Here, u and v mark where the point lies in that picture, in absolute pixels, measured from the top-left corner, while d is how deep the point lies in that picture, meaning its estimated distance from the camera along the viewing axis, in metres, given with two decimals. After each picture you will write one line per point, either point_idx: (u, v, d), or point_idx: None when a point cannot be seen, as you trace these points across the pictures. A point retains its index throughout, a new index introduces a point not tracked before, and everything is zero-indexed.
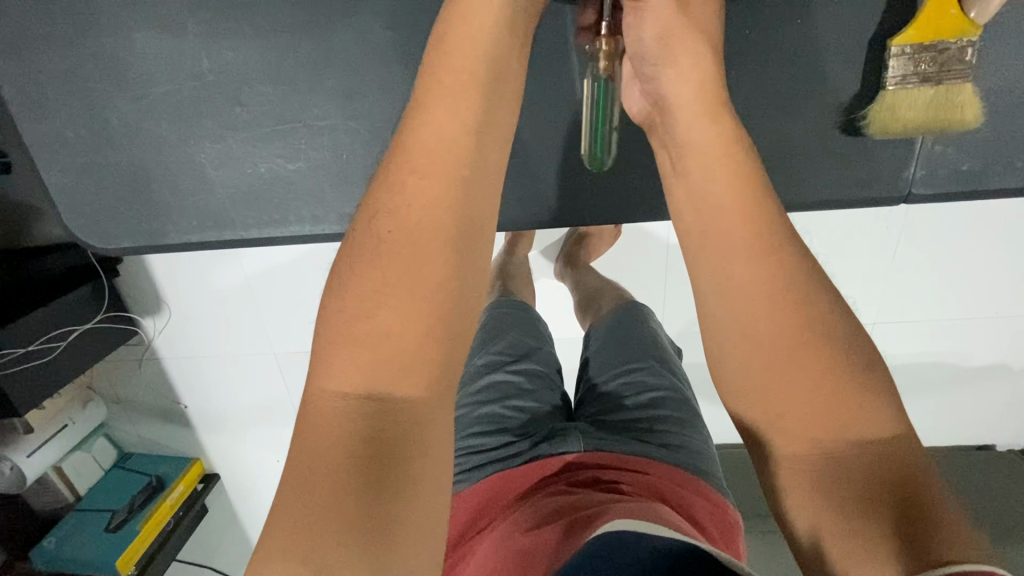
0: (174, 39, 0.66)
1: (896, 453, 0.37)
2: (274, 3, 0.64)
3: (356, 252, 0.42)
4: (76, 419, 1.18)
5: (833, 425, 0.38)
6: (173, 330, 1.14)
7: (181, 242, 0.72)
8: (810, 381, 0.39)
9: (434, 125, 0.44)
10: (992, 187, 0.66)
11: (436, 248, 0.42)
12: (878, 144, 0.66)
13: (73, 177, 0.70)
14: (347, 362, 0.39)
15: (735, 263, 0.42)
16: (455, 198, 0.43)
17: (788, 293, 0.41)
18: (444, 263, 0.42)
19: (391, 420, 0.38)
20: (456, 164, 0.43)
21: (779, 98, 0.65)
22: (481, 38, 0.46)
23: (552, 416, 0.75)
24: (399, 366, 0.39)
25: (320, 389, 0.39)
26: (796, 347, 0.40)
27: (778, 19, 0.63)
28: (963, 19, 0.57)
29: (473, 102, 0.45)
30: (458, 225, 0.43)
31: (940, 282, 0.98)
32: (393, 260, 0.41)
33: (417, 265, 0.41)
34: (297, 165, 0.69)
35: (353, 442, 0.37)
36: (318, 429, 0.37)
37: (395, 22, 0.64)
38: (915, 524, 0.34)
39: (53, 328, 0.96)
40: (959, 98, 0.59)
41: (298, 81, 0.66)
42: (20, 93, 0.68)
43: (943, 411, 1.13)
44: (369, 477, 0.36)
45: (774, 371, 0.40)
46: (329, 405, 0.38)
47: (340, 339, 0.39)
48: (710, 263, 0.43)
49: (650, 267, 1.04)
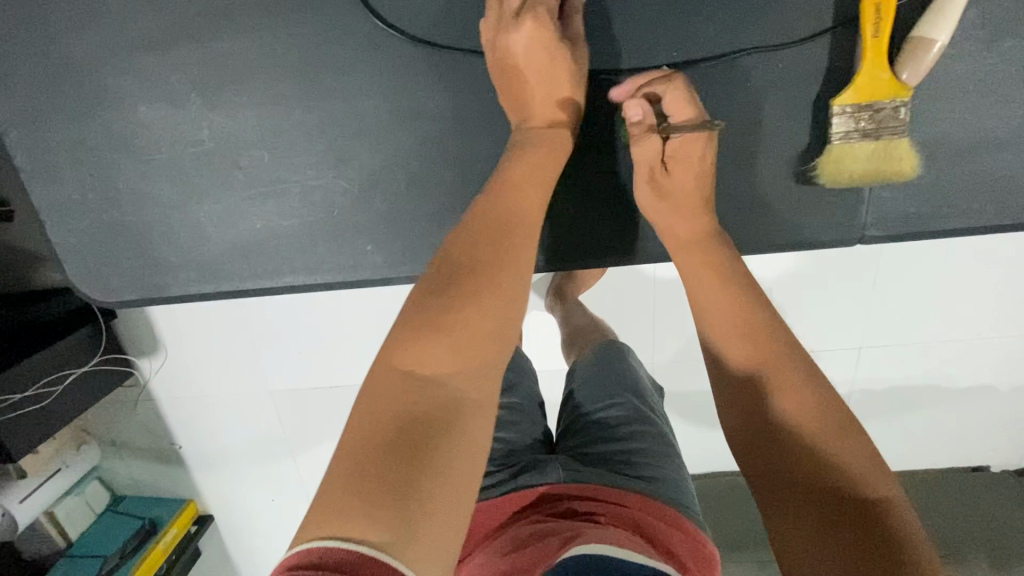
0: (176, 109, 0.71)
1: (882, 479, 0.48)
2: (268, 75, 0.69)
3: (449, 256, 0.51)
4: (71, 463, 1.20)
5: (837, 440, 0.50)
6: (169, 373, 1.16)
7: (179, 294, 0.76)
8: (826, 410, 0.52)
9: (515, 171, 0.59)
10: (939, 230, 0.71)
11: (505, 270, 0.51)
12: (831, 192, 0.71)
13: (80, 236, 0.75)
14: (429, 347, 0.46)
15: (743, 323, 0.58)
16: (517, 234, 0.54)
17: (793, 354, 0.56)
18: (508, 286, 0.50)
19: (435, 396, 0.44)
20: (515, 223, 0.54)
21: (734, 152, 0.70)
22: (553, 113, 0.64)
23: (530, 447, 0.78)
24: (462, 354, 0.46)
25: (391, 364, 0.45)
26: (805, 385, 0.54)
27: (732, 86, 0.68)
28: (895, 82, 0.63)
29: (538, 186, 0.59)
30: (518, 254, 0.53)
31: (906, 311, 1.03)
32: (479, 272, 0.50)
33: (495, 280, 0.50)
34: (291, 222, 0.74)
35: (395, 414, 0.42)
36: (382, 396, 0.43)
37: (380, 90, 0.70)
38: (893, 532, 0.44)
39: (49, 372, 0.99)
40: (897, 152, 0.64)
41: (292, 146, 0.72)
42: (31, 160, 0.73)
43: (921, 436, 1.16)
44: (405, 446, 0.40)
45: (783, 390, 0.54)
46: (393, 376, 0.44)
47: (425, 323, 0.47)
48: (733, 317, 0.59)
49: (634, 301, 1.09)
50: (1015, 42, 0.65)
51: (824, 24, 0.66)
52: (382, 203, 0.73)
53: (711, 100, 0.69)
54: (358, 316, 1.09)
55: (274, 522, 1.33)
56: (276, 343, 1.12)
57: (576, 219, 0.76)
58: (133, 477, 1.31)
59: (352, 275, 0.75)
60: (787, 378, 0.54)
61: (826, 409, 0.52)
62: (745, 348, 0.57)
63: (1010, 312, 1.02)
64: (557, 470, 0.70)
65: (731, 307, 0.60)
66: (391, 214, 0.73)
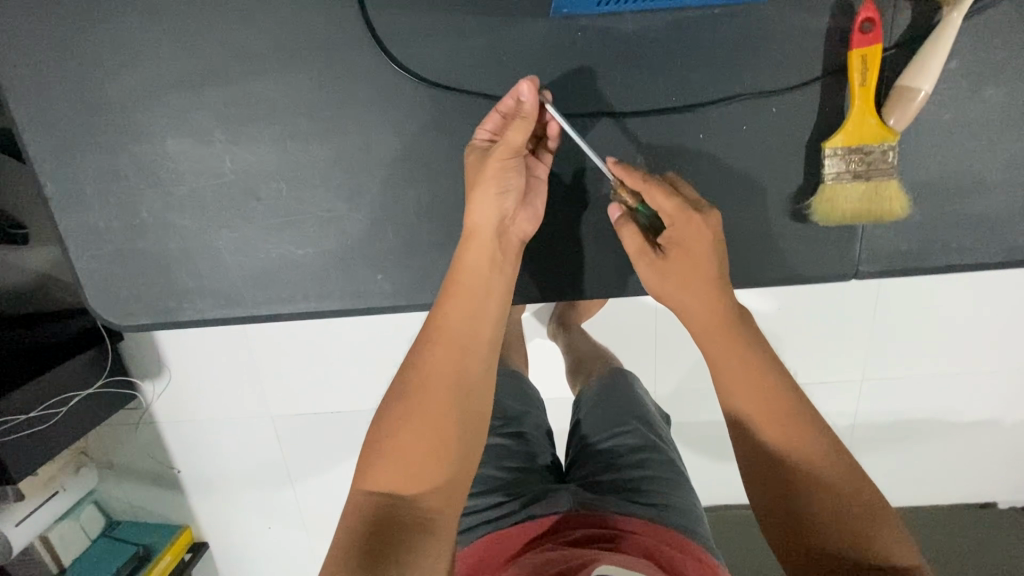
0: (201, 143, 0.74)
1: (879, 497, 0.55)
2: (288, 113, 0.73)
3: (411, 369, 0.62)
4: (69, 486, 1.21)
5: (838, 470, 0.56)
6: (171, 394, 1.18)
7: (193, 318, 0.79)
8: (822, 442, 0.57)
9: (468, 268, 0.65)
10: (930, 266, 0.73)
11: (451, 379, 0.61)
12: (827, 230, 0.74)
13: (102, 262, 0.78)
14: (382, 472, 0.57)
15: (746, 369, 0.61)
16: (473, 335, 0.63)
17: (789, 393, 0.60)
18: (449, 395, 0.60)
19: (397, 506, 0.55)
20: (470, 332, 0.63)
21: (733, 192, 0.73)
22: (499, 198, 0.65)
23: (538, 476, 0.78)
24: (416, 463, 0.57)
25: (360, 482, 0.57)
26: (804, 425, 0.58)
27: (729, 129, 0.71)
28: (883, 127, 0.66)
29: (478, 292, 0.64)
30: (466, 352, 0.62)
31: (903, 346, 1.05)
32: (410, 403, 0.59)
33: (422, 412, 0.59)
34: (306, 250, 0.77)
35: (365, 522, 0.53)
36: (355, 511, 0.55)
37: (395, 128, 0.73)
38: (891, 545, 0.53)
39: (54, 395, 1.01)
40: (886, 192, 0.67)
41: (309, 180, 0.75)
42: (60, 189, 0.76)
43: (923, 470, 1.16)
44: (372, 547, 0.51)
45: (785, 434, 0.58)
46: (364, 495, 0.56)
47: (384, 441, 0.58)
48: (731, 367, 0.61)
49: (637, 330, 1.11)
50: (996, 91, 0.69)
51: (815, 73, 0.69)
52: (393, 235, 0.76)
53: (709, 142, 0.72)
54: (365, 344, 1.11)
55: (271, 549, 1.32)
56: (281, 369, 1.13)
57: (581, 252, 0.78)
58: (130, 502, 1.31)
59: (363, 302, 0.78)
60: (790, 420, 0.58)
61: (823, 441, 0.58)
62: (751, 394, 0.60)
63: (1006, 348, 1.04)
64: (568, 498, 0.71)
65: (734, 349, 0.62)
66: (403, 245, 0.76)
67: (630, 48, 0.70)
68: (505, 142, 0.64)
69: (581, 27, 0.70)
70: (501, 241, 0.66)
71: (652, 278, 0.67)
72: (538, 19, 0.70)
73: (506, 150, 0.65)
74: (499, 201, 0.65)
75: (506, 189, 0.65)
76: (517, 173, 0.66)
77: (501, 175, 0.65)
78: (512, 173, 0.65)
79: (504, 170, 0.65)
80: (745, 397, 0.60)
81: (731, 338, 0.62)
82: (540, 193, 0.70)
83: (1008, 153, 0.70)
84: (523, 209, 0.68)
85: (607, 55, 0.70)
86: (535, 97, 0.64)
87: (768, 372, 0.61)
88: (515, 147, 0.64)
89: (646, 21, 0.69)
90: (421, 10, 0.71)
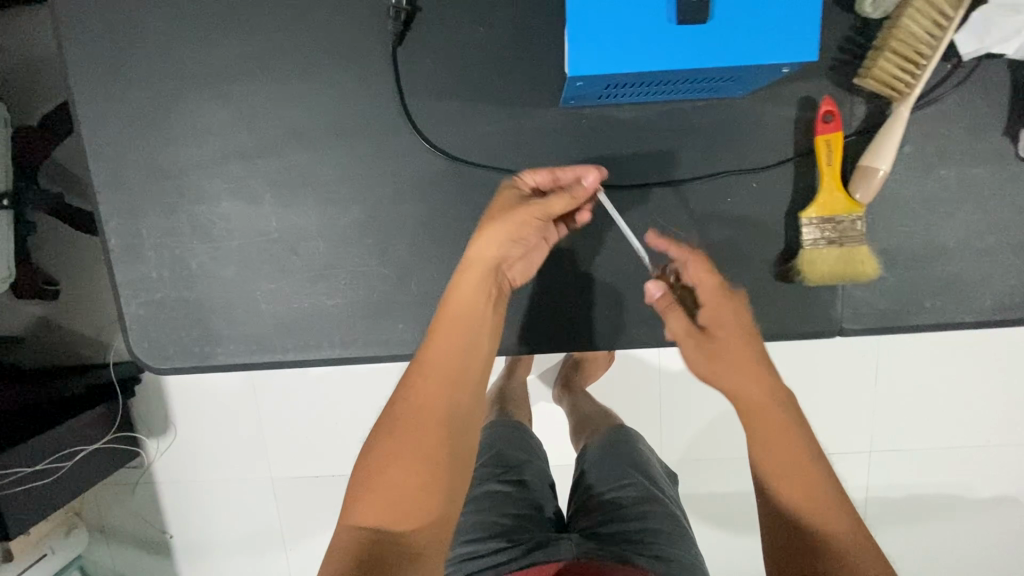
0: (252, 205, 0.85)
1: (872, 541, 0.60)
2: (331, 180, 0.84)
3: (401, 399, 0.68)
4: (57, 549, 1.19)
5: (841, 512, 0.61)
6: (173, 453, 1.20)
7: (227, 362, 0.86)
8: (826, 486, 0.63)
9: (458, 298, 0.71)
10: (907, 324, 0.80)
11: (437, 416, 0.67)
12: (811, 290, 0.81)
13: (149, 309, 0.86)
14: (371, 505, 0.63)
15: (760, 418, 0.66)
16: (463, 363, 0.70)
17: (801, 441, 0.65)
18: (437, 430, 0.66)
19: (387, 536, 0.62)
20: (454, 360, 0.70)
21: (724, 254, 0.81)
22: (508, 245, 0.71)
23: (539, 524, 0.81)
24: (406, 493, 0.63)
25: (355, 508, 0.63)
26: (811, 470, 0.63)
27: (718, 200, 0.81)
28: (850, 201, 0.76)
29: (463, 326, 0.70)
30: (452, 381, 0.69)
31: (899, 407, 1.09)
32: (404, 434, 0.66)
33: (417, 446, 0.65)
34: (335, 301, 0.85)
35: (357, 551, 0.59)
36: (349, 538, 0.61)
37: (424, 196, 0.84)
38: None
39: (66, 446, 1.04)
40: (858, 256, 0.76)
41: (345, 237, 0.84)
42: (121, 243, 0.85)
43: (936, 538, 1.14)
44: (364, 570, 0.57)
45: (795, 479, 0.63)
46: (358, 524, 0.62)
47: (379, 471, 0.64)
48: (748, 415, 0.66)
49: (640, 387, 1.16)
50: (947, 171, 0.79)
51: (787, 154, 0.80)
52: (418, 289, 0.84)
53: (701, 211, 0.81)
54: (378, 398, 1.15)
55: None
56: (293, 420, 1.17)
57: (587, 305, 0.86)
58: (118, 566, 1.29)
59: (387, 348, 0.85)
60: (798, 467, 0.64)
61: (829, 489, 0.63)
62: (769, 438, 0.65)
63: (999, 409, 1.07)
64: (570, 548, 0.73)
65: (757, 396, 0.66)
66: (425, 296, 0.84)
67: (628, 131, 0.81)
68: (545, 205, 0.70)
69: (587, 114, 0.82)
70: (496, 279, 0.73)
71: (691, 348, 0.71)
72: (549, 107, 0.82)
73: (540, 211, 0.71)
74: (507, 245, 0.71)
75: (518, 240, 0.72)
76: (534, 231, 0.73)
77: (523, 227, 0.71)
78: (531, 229, 0.72)
79: (527, 223, 0.71)
80: (765, 444, 0.65)
81: (752, 388, 0.67)
82: (539, 254, 0.78)
83: (966, 224, 0.79)
84: (522, 260, 0.76)
85: (608, 136, 0.82)
86: (593, 188, 0.71)
87: (786, 422, 0.65)
88: (549, 213, 0.71)
89: (643, 110, 0.81)
90: (450, 96, 0.82)
